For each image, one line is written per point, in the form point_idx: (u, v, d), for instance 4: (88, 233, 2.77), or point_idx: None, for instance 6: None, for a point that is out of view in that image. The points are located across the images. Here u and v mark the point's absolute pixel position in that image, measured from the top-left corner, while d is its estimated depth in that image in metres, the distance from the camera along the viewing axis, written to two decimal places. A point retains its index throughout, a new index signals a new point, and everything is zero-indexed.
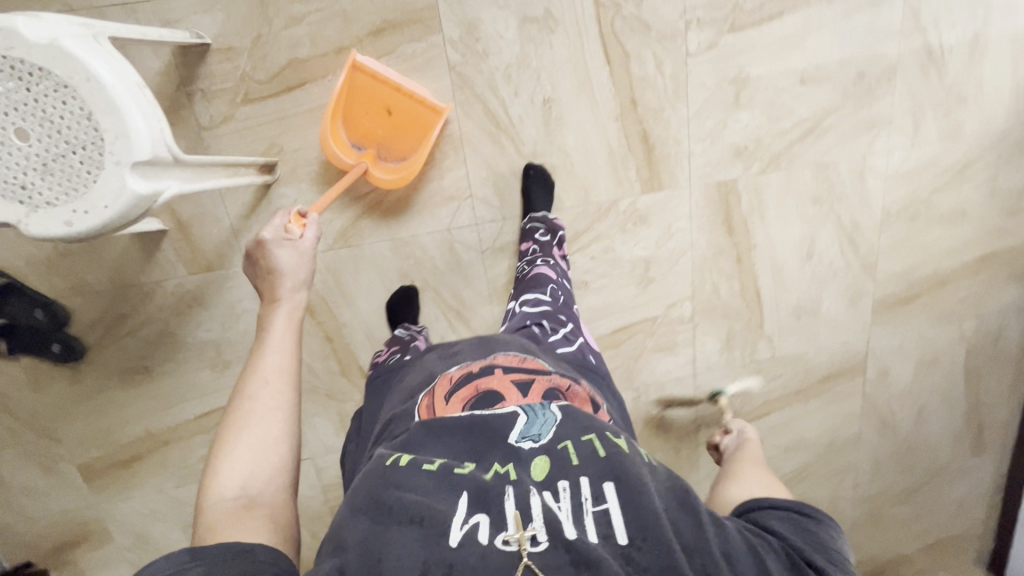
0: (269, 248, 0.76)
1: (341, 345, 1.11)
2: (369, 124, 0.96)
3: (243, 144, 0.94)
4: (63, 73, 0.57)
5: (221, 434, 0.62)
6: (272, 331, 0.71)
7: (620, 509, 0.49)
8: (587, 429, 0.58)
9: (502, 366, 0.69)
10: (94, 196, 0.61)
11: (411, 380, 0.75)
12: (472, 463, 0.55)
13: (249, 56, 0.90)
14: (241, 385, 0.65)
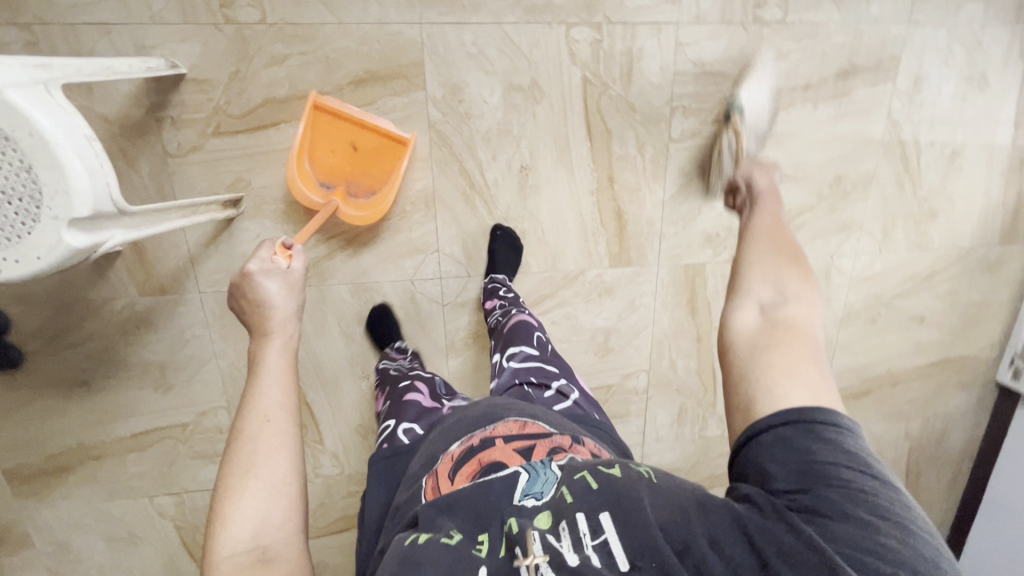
0: (256, 279, 0.64)
1: None
2: (336, 161, 0.94)
3: (210, 175, 0.93)
4: (6, 125, 0.55)
5: (218, 487, 0.51)
6: (268, 364, 0.59)
7: (624, 537, 0.44)
8: (581, 468, 0.52)
9: (502, 437, 0.61)
10: (27, 248, 0.59)
11: (418, 457, 0.64)
12: (483, 537, 0.47)
13: (225, 90, 0.88)
14: (236, 431, 0.54)
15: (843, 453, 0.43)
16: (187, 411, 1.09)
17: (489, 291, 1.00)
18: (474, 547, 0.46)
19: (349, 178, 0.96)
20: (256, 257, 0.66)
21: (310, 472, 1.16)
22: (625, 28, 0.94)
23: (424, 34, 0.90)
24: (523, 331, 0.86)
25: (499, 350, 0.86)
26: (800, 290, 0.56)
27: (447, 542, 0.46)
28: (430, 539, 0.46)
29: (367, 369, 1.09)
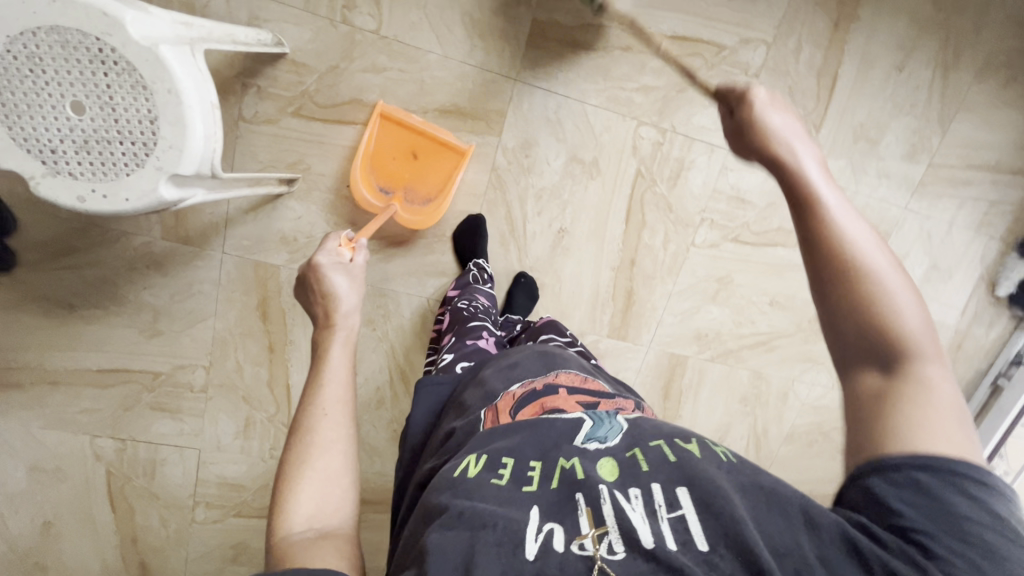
0: (325, 273, 0.73)
1: (279, 358, 1.10)
2: (396, 168, 0.99)
3: (275, 149, 0.95)
4: (148, 76, 0.57)
5: (281, 468, 0.58)
6: (328, 358, 0.67)
7: (702, 520, 0.46)
8: (654, 439, 0.56)
9: (565, 387, 0.67)
10: (119, 187, 0.61)
11: (472, 392, 0.69)
12: (535, 463, 0.54)
13: (319, 79, 0.92)
14: (296, 423, 0.61)
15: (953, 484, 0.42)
16: (164, 362, 1.07)
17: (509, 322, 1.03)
18: (525, 482, 0.52)
19: (406, 185, 1.00)
20: (325, 250, 0.76)
21: (267, 451, 1.17)
22: (685, 138, 1.05)
23: (514, 89, 0.98)
24: (552, 326, 0.92)
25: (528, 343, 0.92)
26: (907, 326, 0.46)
27: (499, 482, 0.51)
28: (481, 475, 0.52)
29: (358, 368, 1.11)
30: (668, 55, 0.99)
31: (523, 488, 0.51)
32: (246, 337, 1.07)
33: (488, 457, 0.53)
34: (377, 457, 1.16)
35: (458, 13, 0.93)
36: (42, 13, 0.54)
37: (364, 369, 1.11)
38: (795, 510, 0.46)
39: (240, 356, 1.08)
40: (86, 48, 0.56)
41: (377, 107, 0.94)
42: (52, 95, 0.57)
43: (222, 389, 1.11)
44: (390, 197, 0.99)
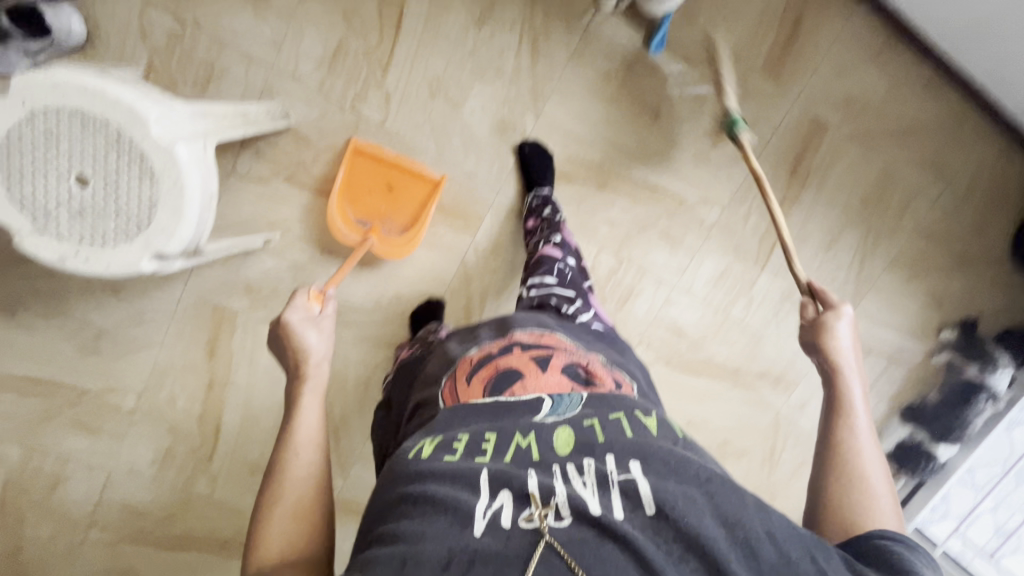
0: (297, 330, 0.76)
1: (216, 396, 1.11)
2: (372, 201, 1.02)
3: (259, 207, 0.99)
4: (158, 167, 0.62)
5: (256, 508, 0.62)
6: (301, 404, 0.69)
7: (645, 477, 0.50)
8: (612, 411, 0.61)
9: (519, 344, 0.73)
10: (102, 256, 0.64)
11: (433, 367, 0.78)
12: (489, 438, 0.59)
13: (317, 154, 0.98)
14: (270, 468, 0.64)
15: (908, 547, 0.51)
16: (96, 381, 1.06)
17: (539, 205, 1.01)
18: (478, 454, 0.56)
19: (383, 218, 1.03)
20: (294, 307, 0.79)
21: (181, 482, 1.16)
22: (637, 270, 1.16)
23: (496, 199, 1.06)
24: (543, 264, 0.94)
25: (526, 278, 0.95)
26: (870, 461, 0.59)
27: (450, 456, 0.56)
28: (435, 453, 0.57)
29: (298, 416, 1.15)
30: (636, 198, 1.11)
31: (477, 458, 0.55)
32: (188, 370, 1.08)
33: (443, 439, 0.59)
34: None
35: (459, 124, 1.00)
36: (72, 98, 0.58)
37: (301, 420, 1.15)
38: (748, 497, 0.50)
39: (177, 388, 1.09)
40: (105, 133, 0.60)
41: (348, 142, 0.97)
42: (59, 166, 0.61)
43: (149, 416, 1.10)
44: (369, 228, 1.02)
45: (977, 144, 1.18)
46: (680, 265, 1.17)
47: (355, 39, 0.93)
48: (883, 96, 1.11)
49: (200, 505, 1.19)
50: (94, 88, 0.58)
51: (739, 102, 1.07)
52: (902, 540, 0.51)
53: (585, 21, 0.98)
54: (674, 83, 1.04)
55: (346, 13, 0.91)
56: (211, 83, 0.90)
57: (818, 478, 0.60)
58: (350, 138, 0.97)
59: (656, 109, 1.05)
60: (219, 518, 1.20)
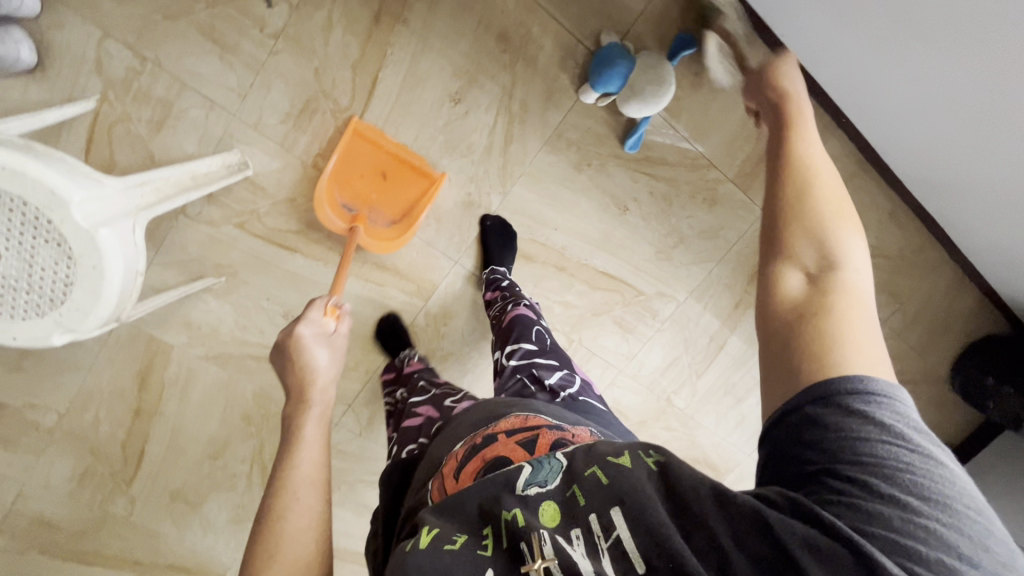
0: (307, 346, 0.69)
1: (142, 424, 1.09)
2: (364, 187, 0.95)
3: (206, 249, 0.97)
4: (77, 250, 0.59)
5: (248, 563, 0.54)
6: (303, 435, 0.62)
7: (634, 534, 0.41)
8: (591, 457, 0.48)
9: (505, 431, 0.58)
10: (9, 327, 0.61)
11: (421, 467, 0.62)
12: (486, 530, 0.47)
13: (273, 204, 0.96)
14: (263, 514, 0.56)
15: (880, 432, 0.38)
16: (16, 397, 1.03)
17: (491, 283, 0.96)
18: (479, 547, 0.46)
19: (371, 206, 0.96)
20: (310, 321, 0.72)
21: (97, 502, 1.14)
22: (587, 352, 1.16)
23: (452, 269, 1.04)
24: (520, 326, 0.83)
25: (500, 347, 0.83)
26: (836, 220, 0.49)
27: (452, 548, 0.45)
28: (433, 546, 0.45)
29: (227, 450, 1.15)
30: (594, 284, 1.10)
31: (479, 553, 0.45)
32: (116, 396, 1.06)
33: (439, 529, 0.46)
34: (211, 533, 1.22)
35: None
36: None
37: (231, 454, 1.15)
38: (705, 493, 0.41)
39: (102, 411, 1.07)
40: (22, 211, 0.58)
41: (351, 122, 0.91)
42: None
43: (70, 436, 1.08)
44: (355, 215, 0.94)
45: (930, 272, 1.21)
46: (629, 350, 1.18)
47: (325, 98, 0.90)
48: None
49: (115, 525, 1.17)
50: (14, 168, 0.56)
51: (708, 206, 1.08)
52: (860, 377, 0.40)
53: (564, 110, 0.97)
54: (646, 179, 1.04)
55: (317, 71, 0.89)
56: (167, 123, 0.87)
57: (772, 237, 0.50)
58: (352, 117, 0.91)
59: (624, 203, 1.04)
60: (133, 540, 1.18)
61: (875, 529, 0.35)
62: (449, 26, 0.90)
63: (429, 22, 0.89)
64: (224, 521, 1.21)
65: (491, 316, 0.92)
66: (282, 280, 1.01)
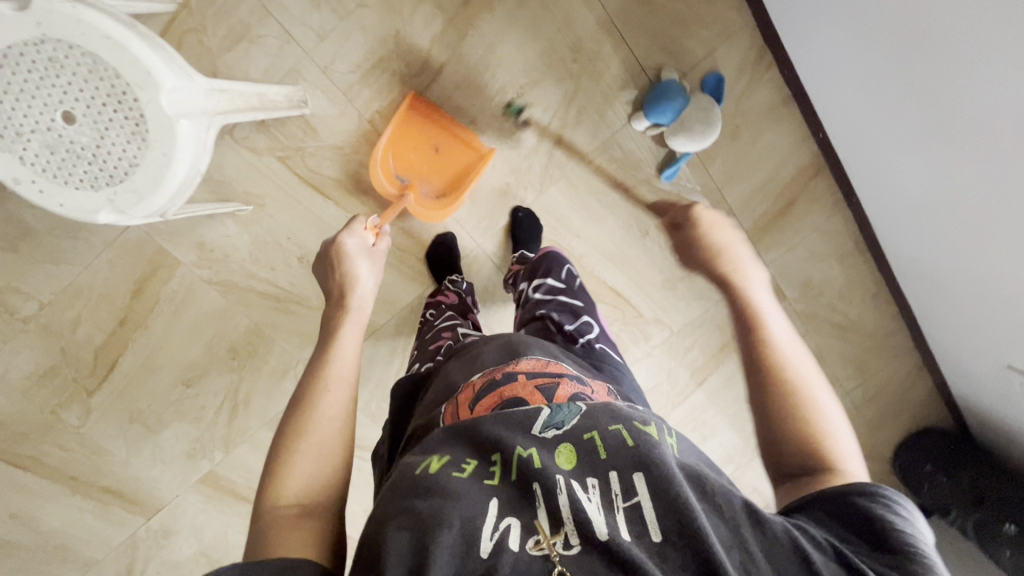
0: (349, 256, 0.73)
1: (123, 335, 1.06)
2: (415, 159, 0.98)
3: (241, 174, 0.97)
4: (153, 134, 0.60)
5: (275, 442, 0.55)
6: (342, 332, 0.65)
7: (655, 501, 0.44)
8: (616, 417, 0.52)
9: (525, 372, 0.62)
10: (60, 193, 0.61)
11: (433, 393, 0.68)
12: (494, 458, 0.49)
13: (320, 147, 0.98)
14: (297, 400, 0.58)
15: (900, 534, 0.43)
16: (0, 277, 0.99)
17: (518, 259, 1.00)
18: (487, 475, 0.49)
19: (422, 178, 0.99)
20: (353, 232, 0.76)
21: (51, 405, 1.09)
22: None
23: (473, 251, 1.08)
24: (550, 267, 0.91)
25: (527, 281, 0.92)
26: (812, 384, 0.56)
27: (459, 475, 0.48)
28: (442, 470, 0.48)
29: (202, 381, 1.12)
30: (600, 297, 1.15)
31: (485, 482, 0.48)
32: (105, 300, 1.03)
33: (449, 455, 0.50)
34: (160, 463, 1.18)
35: None
36: (90, 38, 0.56)
37: (205, 386, 1.13)
38: (740, 508, 0.45)
39: (85, 312, 1.03)
40: (110, 83, 0.58)
41: (407, 95, 0.94)
42: (50, 96, 0.57)
43: (45, 331, 1.04)
44: (406, 186, 0.98)
45: (896, 357, 1.32)
46: None
47: (398, 60, 0.94)
48: (839, 290, 1.22)
49: (62, 434, 1.11)
50: (118, 40, 0.57)
51: None
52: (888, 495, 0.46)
53: (613, 128, 1.03)
54: None
55: (398, 34, 0.92)
56: (240, 45, 0.89)
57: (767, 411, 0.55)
58: (410, 91, 0.95)
59: (645, 228, 1.11)
60: (78, 453, 1.13)
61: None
62: (529, 26, 0.95)
63: (512, 18, 0.95)
64: (177, 453, 1.18)
65: (519, 261, 1.00)
66: (307, 223, 1.02)
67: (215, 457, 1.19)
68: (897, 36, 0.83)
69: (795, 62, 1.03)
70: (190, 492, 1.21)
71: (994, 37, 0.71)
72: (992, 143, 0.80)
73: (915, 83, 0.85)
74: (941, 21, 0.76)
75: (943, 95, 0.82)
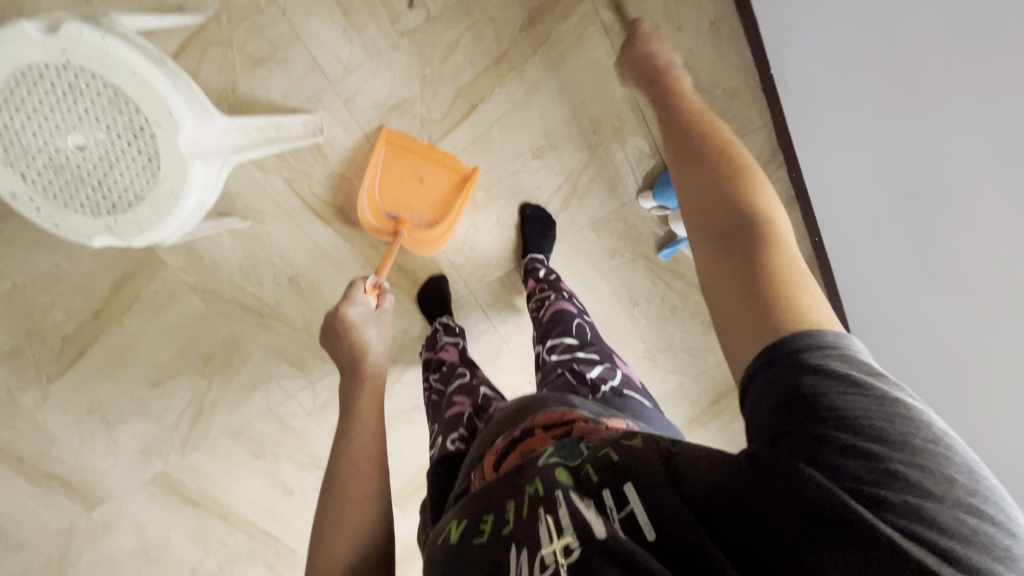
0: (356, 324, 0.79)
1: (96, 326, 1.04)
2: (403, 192, 0.98)
3: (244, 189, 0.96)
4: (162, 171, 0.66)
5: (319, 523, 0.64)
6: (360, 411, 0.72)
7: (647, 504, 0.44)
8: (606, 439, 0.52)
9: (541, 424, 0.59)
10: (58, 213, 0.67)
11: (469, 462, 0.65)
12: (507, 505, 0.49)
13: (327, 174, 0.97)
14: (332, 483, 0.66)
15: (847, 385, 0.38)
16: None
17: (534, 278, 0.98)
18: (503, 525, 0.48)
19: (413, 210, 0.99)
20: (354, 302, 0.80)
21: (8, 386, 1.06)
22: None
23: (463, 295, 1.09)
24: (561, 320, 0.86)
25: (541, 342, 0.86)
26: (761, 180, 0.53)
27: (480, 537, 0.48)
28: (464, 537, 0.49)
29: (169, 383, 1.10)
30: None
31: (502, 531, 0.48)
32: (84, 289, 1.01)
33: (469, 521, 0.51)
34: (112, 458, 1.15)
35: (471, 220, 1.04)
36: (115, 74, 0.61)
37: (172, 388, 1.11)
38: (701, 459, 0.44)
39: (61, 298, 1.01)
40: (129, 120, 0.64)
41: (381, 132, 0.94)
42: (67, 121, 0.63)
43: (15, 311, 1.01)
44: (397, 220, 0.99)
45: None
46: None
47: (420, 103, 0.94)
48: None
49: (14, 416, 1.08)
50: (144, 78, 0.62)
51: (703, 329, 1.17)
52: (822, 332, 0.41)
53: (621, 201, 1.04)
54: (662, 286, 1.12)
55: (425, 79, 0.93)
56: (264, 64, 0.88)
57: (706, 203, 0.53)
58: (385, 126, 0.94)
59: (635, 299, 1.12)
60: (27, 437, 1.10)
61: (890, 496, 0.35)
62: (556, 91, 0.95)
63: (540, 81, 0.95)
64: (131, 450, 1.15)
65: (532, 310, 0.95)
66: (303, 245, 1.01)
67: (170, 458, 1.17)
68: (901, 192, 0.81)
69: (802, 166, 0.99)
70: (139, 488, 1.19)
71: (1002, 224, 0.70)
72: (981, 323, 0.78)
73: (910, 238, 0.83)
74: (957, 186, 0.73)
75: (939, 263, 0.80)
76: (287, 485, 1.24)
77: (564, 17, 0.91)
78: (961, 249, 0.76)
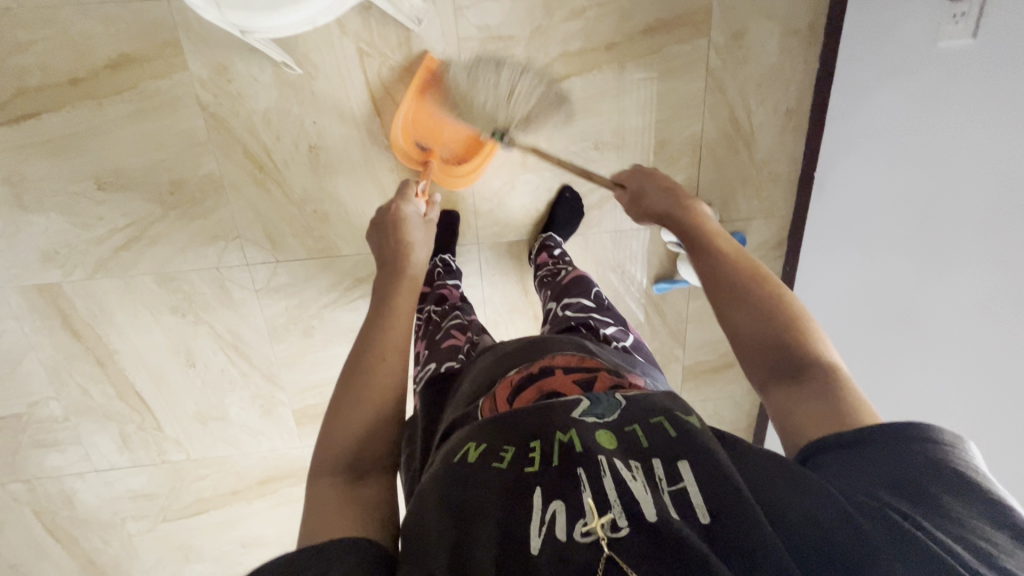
0: (403, 224, 0.77)
1: (71, 97, 0.90)
2: (437, 124, 0.94)
3: (311, 39, 0.90)
4: None
5: (331, 407, 0.59)
6: (394, 306, 0.67)
7: (702, 489, 0.42)
8: (655, 410, 0.51)
9: (561, 367, 0.62)
10: None
11: (470, 383, 0.68)
12: (533, 445, 0.48)
13: (402, 67, 0.93)
14: (351, 367, 0.62)
15: (953, 473, 0.41)
16: None
17: (551, 251, 1.01)
18: (527, 462, 0.47)
19: (445, 143, 0.96)
20: (410, 203, 0.82)
21: None
22: None
23: (468, 244, 1.08)
24: (580, 285, 0.89)
25: (555, 299, 0.89)
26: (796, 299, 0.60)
27: (500, 465, 0.47)
28: (482, 461, 0.48)
29: (121, 194, 0.96)
30: None
31: (526, 469, 0.46)
32: (77, 50, 0.88)
33: (488, 446, 0.49)
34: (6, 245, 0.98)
35: (511, 178, 1.04)
36: None
37: (119, 201, 0.97)
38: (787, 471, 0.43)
39: (48, 47, 0.87)
40: None
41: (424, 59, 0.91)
42: None
43: None
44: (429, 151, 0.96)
45: None
46: None
47: (522, 47, 0.94)
48: None
49: None
50: None
51: None
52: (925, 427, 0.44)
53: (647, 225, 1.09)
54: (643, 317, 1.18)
55: (538, 28, 0.93)
56: None
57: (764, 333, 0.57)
58: (427, 57, 0.91)
59: None
60: None
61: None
62: (641, 101, 0.99)
63: (634, 85, 0.98)
64: (34, 245, 0.98)
65: (546, 274, 0.97)
66: (342, 121, 0.95)
67: (73, 273, 1.01)
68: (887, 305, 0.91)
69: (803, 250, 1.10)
70: (18, 291, 1.02)
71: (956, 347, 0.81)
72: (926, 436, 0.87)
73: (876, 346, 0.95)
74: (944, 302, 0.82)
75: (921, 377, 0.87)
76: (190, 357, 1.11)
77: (680, 40, 0.96)
78: (884, 380, 0.93)
